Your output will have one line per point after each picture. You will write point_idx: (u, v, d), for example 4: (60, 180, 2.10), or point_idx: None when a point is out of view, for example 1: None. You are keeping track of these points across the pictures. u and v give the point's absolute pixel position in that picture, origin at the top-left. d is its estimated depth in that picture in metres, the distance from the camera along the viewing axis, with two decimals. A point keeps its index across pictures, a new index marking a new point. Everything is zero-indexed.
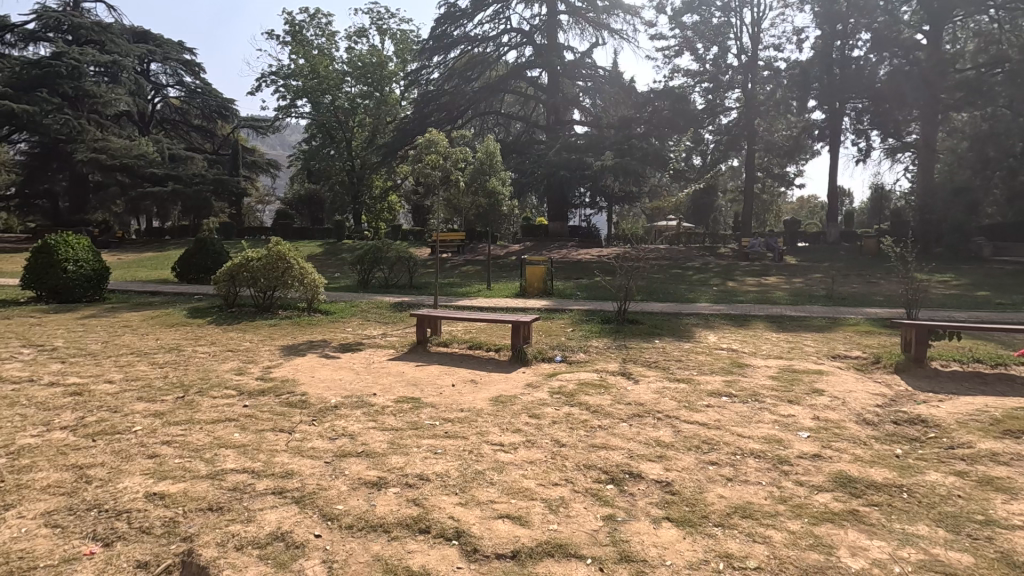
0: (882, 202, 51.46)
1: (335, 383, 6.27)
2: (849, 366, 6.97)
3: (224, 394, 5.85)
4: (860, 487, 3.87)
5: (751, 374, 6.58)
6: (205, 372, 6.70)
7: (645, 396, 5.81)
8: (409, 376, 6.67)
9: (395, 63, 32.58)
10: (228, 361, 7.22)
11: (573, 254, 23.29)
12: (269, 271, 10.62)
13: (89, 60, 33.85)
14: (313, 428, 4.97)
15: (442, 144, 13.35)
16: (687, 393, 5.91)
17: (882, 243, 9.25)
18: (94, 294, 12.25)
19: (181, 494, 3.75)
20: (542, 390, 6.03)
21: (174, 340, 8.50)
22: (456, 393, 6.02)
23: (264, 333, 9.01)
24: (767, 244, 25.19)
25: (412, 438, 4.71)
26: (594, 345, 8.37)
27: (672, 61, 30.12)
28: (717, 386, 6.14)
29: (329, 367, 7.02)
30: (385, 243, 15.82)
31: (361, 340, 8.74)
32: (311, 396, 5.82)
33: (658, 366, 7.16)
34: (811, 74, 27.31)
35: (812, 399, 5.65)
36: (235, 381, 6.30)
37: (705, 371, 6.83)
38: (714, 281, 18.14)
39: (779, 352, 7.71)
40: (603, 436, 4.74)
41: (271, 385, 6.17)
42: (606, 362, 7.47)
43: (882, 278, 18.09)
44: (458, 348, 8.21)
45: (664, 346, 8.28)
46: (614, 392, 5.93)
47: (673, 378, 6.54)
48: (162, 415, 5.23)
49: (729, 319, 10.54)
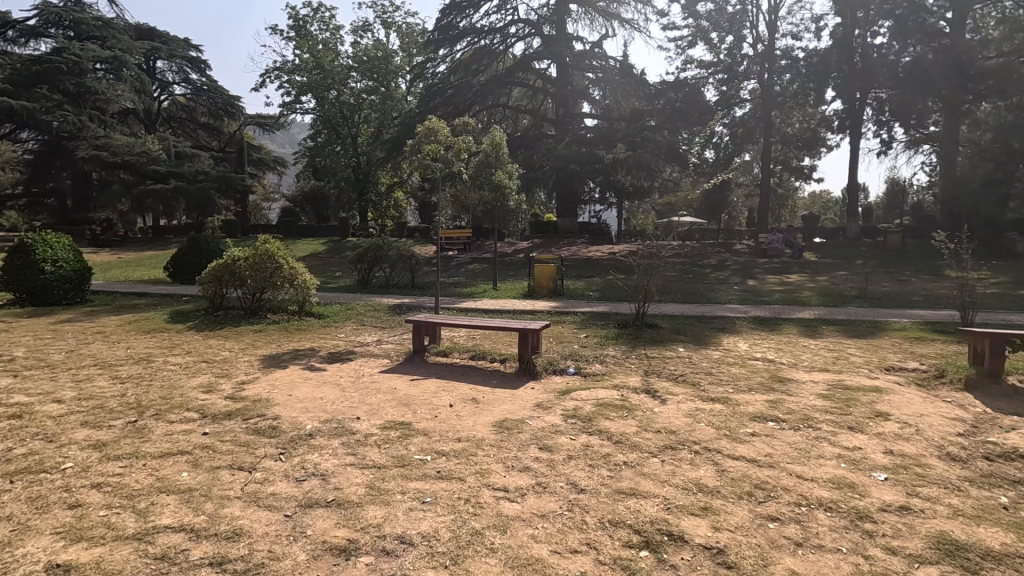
0: (898, 196, 50.29)
1: (315, 404, 5.42)
2: (909, 381, 6.02)
3: (184, 418, 5.00)
4: (974, 558, 2.95)
5: (796, 393, 5.64)
6: (171, 388, 5.85)
7: (679, 422, 4.90)
8: (400, 394, 5.79)
9: (402, 57, 31.72)
10: (199, 375, 6.39)
11: (583, 251, 22.33)
12: (257, 271, 9.79)
13: (90, 55, 33.40)
14: (277, 466, 4.11)
15: (442, 132, 12.15)
16: (725, 418, 5.00)
17: (934, 237, 8.24)
18: (75, 296, 11.52)
19: (93, 566, 2.91)
20: (554, 413, 5.13)
21: (147, 348, 7.70)
22: (453, 416, 5.15)
23: (246, 341, 8.19)
24: (785, 240, 24.11)
25: (396, 481, 3.84)
26: (611, 355, 7.46)
27: (686, 52, 28.98)
28: (760, 409, 5.21)
29: (311, 382, 6.17)
30: (385, 242, 15.01)
31: (352, 348, 7.92)
32: (283, 420, 4.97)
33: (686, 381, 6.24)
34: (830, 63, 26.32)
35: (878, 426, 4.71)
36: (200, 402, 5.44)
37: (743, 389, 5.87)
38: (733, 279, 17.24)
39: (825, 363, 6.75)
40: (631, 479, 3.87)
41: (242, 406, 5.31)
42: (626, 376, 6.56)
43: (913, 276, 17.02)
44: (460, 358, 7.34)
45: (691, 355, 7.37)
46: (640, 417, 5.03)
47: (705, 397, 5.64)
48: (102, 447, 4.39)
49: (758, 323, 9.62)
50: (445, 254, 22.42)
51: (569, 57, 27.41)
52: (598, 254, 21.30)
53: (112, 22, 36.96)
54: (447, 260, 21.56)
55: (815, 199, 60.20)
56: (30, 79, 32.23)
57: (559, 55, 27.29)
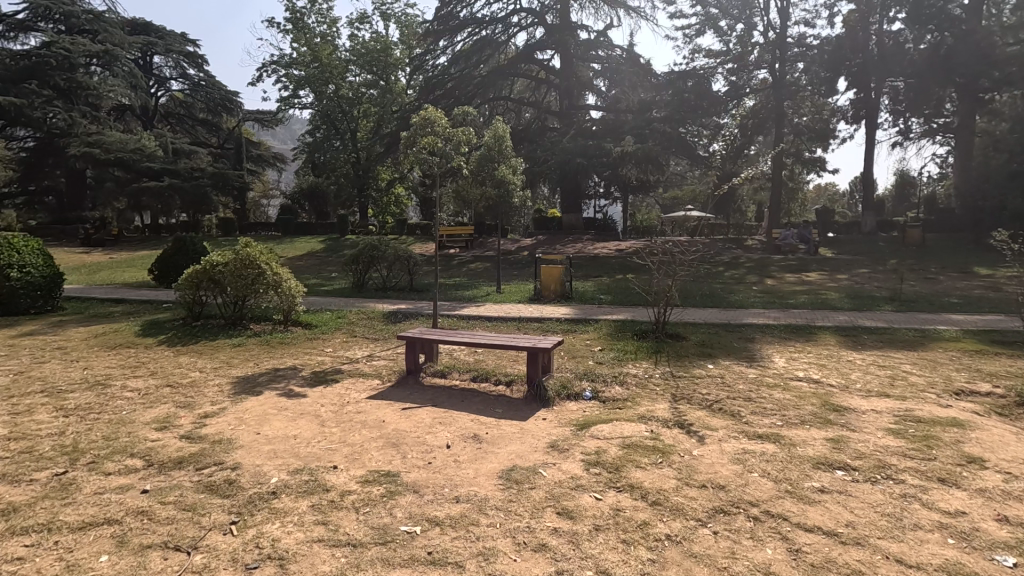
0: (908, 187, 49.20)
1: (285, 446, 4.53)
2: (989, 410, 5.11)
3: (124, 469, 4.11)
4: None
5: (858, 428, 4.74)
6: (119, 425, 4.95)
7: (727, 472, 4.00)
8: (388, 430, 4.91)
9: (402, 50, 30.56)
10: (158, 406, 5.49)
11: (590, 249, 21.49)
12: (236, 277, 8.90)
13: (80, 50, 32.17)
14: (226, 544, 3.21)
15: (440, 124, 11.12)
16: (783, 465, 4.08)
17: (995, 237, 7.31)
18: (44, 304, 10.67)
19: None
20: (572, 460, 4.23)
21: (108, 369, 6.81)
22: (450, 463, 4.26)
23: (220, 358, 7.31)
24: (800, 236, 23.20)
25: (374, 571, 2.95)
26: (632, 375, 6.56)
27: (694, 41, 27.89)
28: (822, 451, 4.29)
29: (286, 414, 5.28)
30: (381, 241, 14.15)
31: (339, 367, 7.05)
32: (243, 471, 4.07)
33: (724, 410, 5.33)
34: (844, 51, 25.25)
35: (975, 479, 3.80)
36: (150, 444, 4.54)
37: (794, 422, 4.95)
38: (750, 278, 16.33)
39: (882, 386, 5.81)
40: (680, 566, 2.97)
41: (197, 450, 4.42)
42: (651, 402, 5.67)
43: (939, 274, 16.19)
44: (460, 379, 6.47)
45: (723, 375, 6.46)
46: (677, 465, 4.11)
47: (751, 433, 4.74)
48: (9, 514, 3.51)
49: (790, 333, 8.73)
50: (447, 252, 21.68)
51: (573, 47, 26.33)
52: (606, 252, 20.42)
53: (104, 16, 35.90)
54: (448, 259, 20.75)
55: (823, 189, 59.14)
56: (20, 74, 31.32)
57: (564, 44, 26.16)
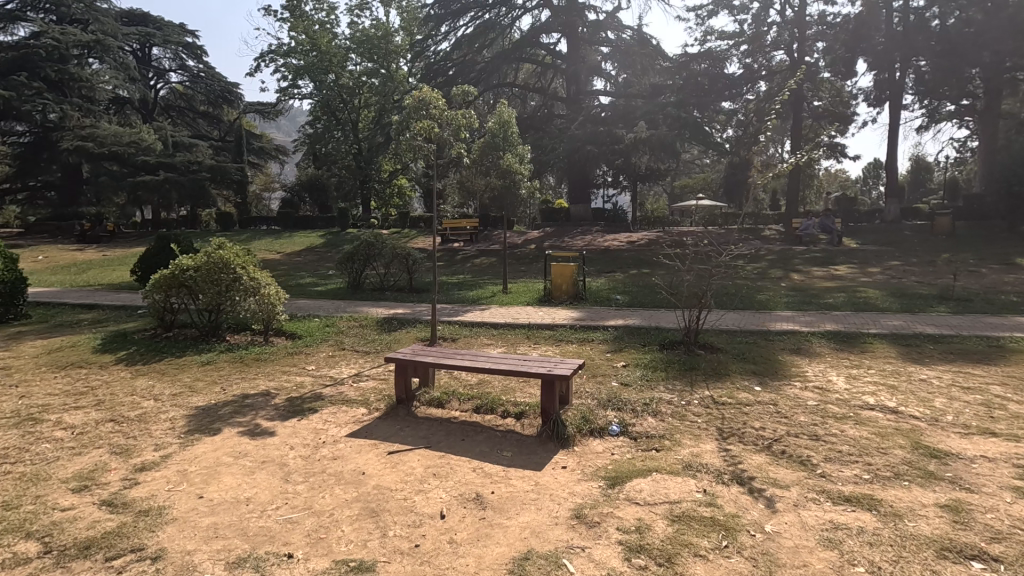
0: (925, 172, 47.64)
1: (231, 519, 3.49)
2: None
3: (13, 560, 3.09)
4: None
5: (978, 487, 3.64)
6: (29, 484, 3.92)
7: (821, 565, 2.92)
8: (367, 490, 3.85)
9: (403, 37, 29.31)
10: (91, 453, 4.46)
11: (601, 241, 20.38)
12: (209, 281, 7.86)
13: (70, 40, 31.06)
14: None
15: (437, 106, 9.84)
16: (895, 553, 3.00)
17: None
18: (7, 312, 9.71)
19: None
20: (608, 544, 3.14)
21: (49, 397, 5.80)
22: (443, 546, 3.19)
23: (182, 381, 6.30)
24: (822, 225, 21.85)
25: None
26: (666, 402, 5.47)
27: (707, 23, 26.51)
28: (942, 530, 3.19)
29: (243, 465, 4.24)
30: (378, 237, 13.07)
31: (320, 392, 5.98)
32: (166, 564, 3.04)
33: (789, 455, 4.25)
34: (868, 29, 23.72)
35: None
36: (58, 517, 3.50)
37: (887, 476, 3.85)
38: (775, 273, 15.15)
39: (981, 422, 4.68)
40: None
41: (117, 528, 3.38)
42: (692, 441, 4.60)
43: (982, 267, 14.93)
44: (460, 411, 5.40)
45: (775, 404, 5.32)
46: (751, 552, 3.05)
47: (834, 494, 3.64)
48: None
49: (840, 342, 7.62)
50: (451, 247, 20.61)
51: (581, 29, 24.99)
52: (618, 244, 19.34)
53: (97, 6, 34.76)
54: (451, 254, 19.71)
55: (836, 174, 57.61)
56: (9, 66, 30.28)
57: (570, 26, 24.84)
